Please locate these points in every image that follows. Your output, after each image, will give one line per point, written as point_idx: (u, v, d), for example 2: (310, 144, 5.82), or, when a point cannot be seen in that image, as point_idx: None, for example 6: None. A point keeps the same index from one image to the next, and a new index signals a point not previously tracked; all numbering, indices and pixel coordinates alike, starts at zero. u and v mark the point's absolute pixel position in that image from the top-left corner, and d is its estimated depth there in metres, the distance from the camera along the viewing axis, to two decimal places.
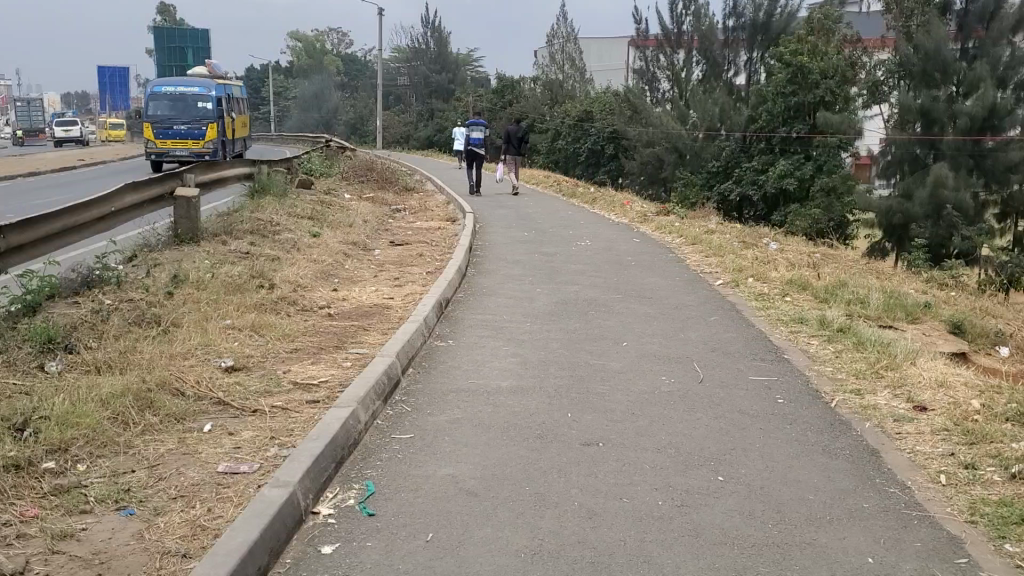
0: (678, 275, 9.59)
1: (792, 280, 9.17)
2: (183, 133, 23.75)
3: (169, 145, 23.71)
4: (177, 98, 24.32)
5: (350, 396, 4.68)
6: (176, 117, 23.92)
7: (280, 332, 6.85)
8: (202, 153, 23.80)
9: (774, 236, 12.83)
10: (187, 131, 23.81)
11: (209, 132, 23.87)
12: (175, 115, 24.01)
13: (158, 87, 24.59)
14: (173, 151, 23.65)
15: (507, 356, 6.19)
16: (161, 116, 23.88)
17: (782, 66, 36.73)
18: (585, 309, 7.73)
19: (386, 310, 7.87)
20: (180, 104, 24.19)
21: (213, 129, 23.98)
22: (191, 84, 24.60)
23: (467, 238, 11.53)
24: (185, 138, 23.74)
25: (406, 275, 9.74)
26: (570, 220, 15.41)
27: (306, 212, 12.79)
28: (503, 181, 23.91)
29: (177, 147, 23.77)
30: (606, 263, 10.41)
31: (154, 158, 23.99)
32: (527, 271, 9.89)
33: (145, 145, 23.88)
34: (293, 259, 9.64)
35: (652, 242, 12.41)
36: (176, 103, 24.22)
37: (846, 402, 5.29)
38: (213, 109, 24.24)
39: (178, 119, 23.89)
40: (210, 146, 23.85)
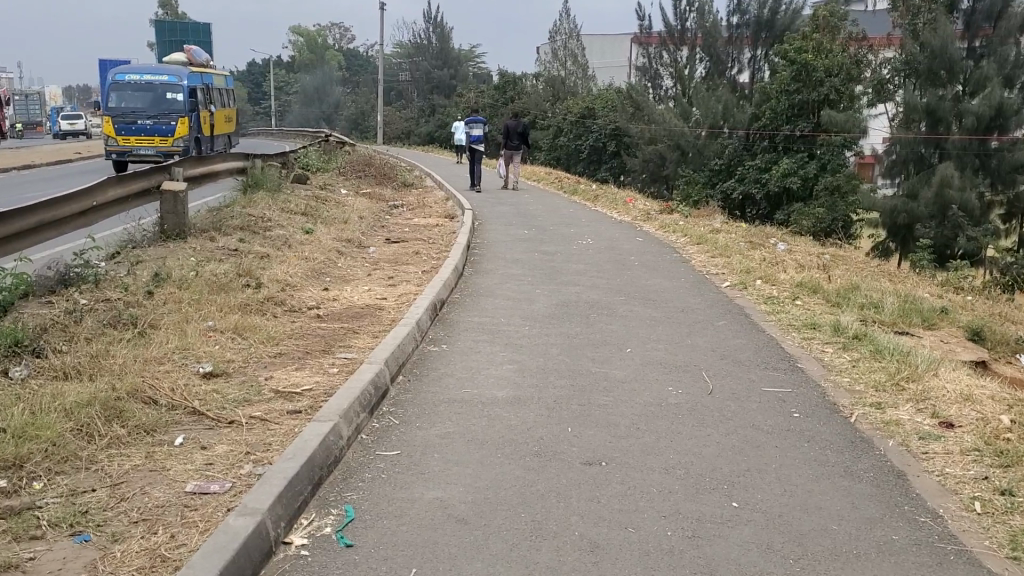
0: (683, 276, 9.22)
1: (802, 282, 8.81)
2: (150, 129, 20.88)
3: (133, 143, 20.89)
4: (143, 88, 21.47)
5: (331, 409, 4.32)
6: (141, 110, 21.13)
7: (265, 334, 6.48)
8: (171, 152, 20.95)
9: (781, 236, 12.48)
10: (153, 127, 20.97)
11: (179, 128, 21.05)
12: (141, 108, 21.15)
13: (122, 75, 21.70)
14: (137, 150, 20.82)
15: (503, 363, 5.82)
16: (125, 110, 21.09)
17: (787, 64, 36.33)
18: (585, 313, 7.36)
19: (379, 312, 7.51)
20: (147, 96, 21.33)
21: (184, 125, 21.20)
22: (159, 72, 21.70)
23: (465, 236, 11.16)
24: (150, 134, 20.87)
25: (401, 274, 9.38)
26: (572, 218, 15.06)
27: (299, 208, 12.43)
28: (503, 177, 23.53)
29: (142, 145, 20.87)
30: (608, 263, 10.05)
31: (116, 157, 21.09)
32: (526, 271, 9.53)
33: (106, 143, 21.03)
34: (283, 257, 9.28)
35: (656, 242, 12.06)
36: (143, 94, 21.39)
37: (866, 418, 4.92)
38: (184, 101, 21.44)
39: (144, 113, 21.07)
40: (180, 144, 21.02)
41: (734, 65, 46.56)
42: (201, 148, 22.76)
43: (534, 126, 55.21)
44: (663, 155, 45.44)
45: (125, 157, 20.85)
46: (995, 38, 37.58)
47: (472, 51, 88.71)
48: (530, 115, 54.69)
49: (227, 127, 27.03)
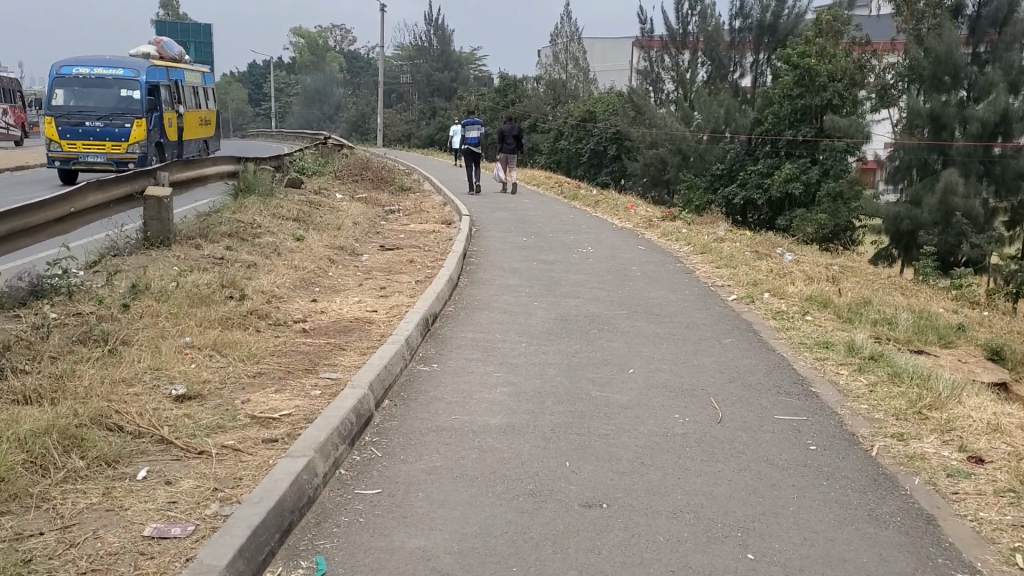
0: (687, 289, 8.84)
1: (812, 296, 8.45)
2: (100, 133, 18.64)
3: (80, 148, 18.65)
4: (93, 85, 19.17)
5: (307, 443, 3.95)
6: (91, 110, 18.87)
7: (245, 351, 6.11)
8: (124, 160, 18.73)
9: (787, 246, 12.13)
10: (104, 130, 18.69)
11: (135, 132, 18.81)
12: (90, 108, 18.89)
13: (68, 69, 19.30)
14: (85, 156, 18.57)
15: (498, 385, 5.44)
16: (71, 109, 18.80)
17: (790, 68, 35.97)
18: (585, 329, 6.99)
19: (367, 326, 7.14)
20: (97, 93, 19.06)
21: (141, 128, 18.99)
22: (113, 66, 19.44)
23: (461, 244, 10.80)
24: (101, 138, 18.63)
25: (394, 284, 9.01)
26: (572, 225, 14.71)
27: (291, 214, 12.06)
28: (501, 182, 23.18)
29: (91, 150, 18.65)
30: (609, 273, 9.69)
31: (61, 165, 18.76)
32: (524, 281, 9.16)
33: (48, 147, 18.66)
34: (270, 266, 8.91)
35: (658, 250, 11.71)
36: (92, 92, 19.09)
37: (889, 451, 4.55)
38: (141, 100, 19.17)
39: (93, 113, 18.81)
40: (135, 150, 18.78)
41: (736, 70, 46.52)
42: (162, 153, 20.54)
43: (534, 130, 54.52)
44: (664, 160, 45.09)
45: (70, 162, 18.60)
46: (1001, 44, 37.26)
47: (473, 54, 88.49)
48: (530, 118, 54.27)
49: (198, 130, 24.66)
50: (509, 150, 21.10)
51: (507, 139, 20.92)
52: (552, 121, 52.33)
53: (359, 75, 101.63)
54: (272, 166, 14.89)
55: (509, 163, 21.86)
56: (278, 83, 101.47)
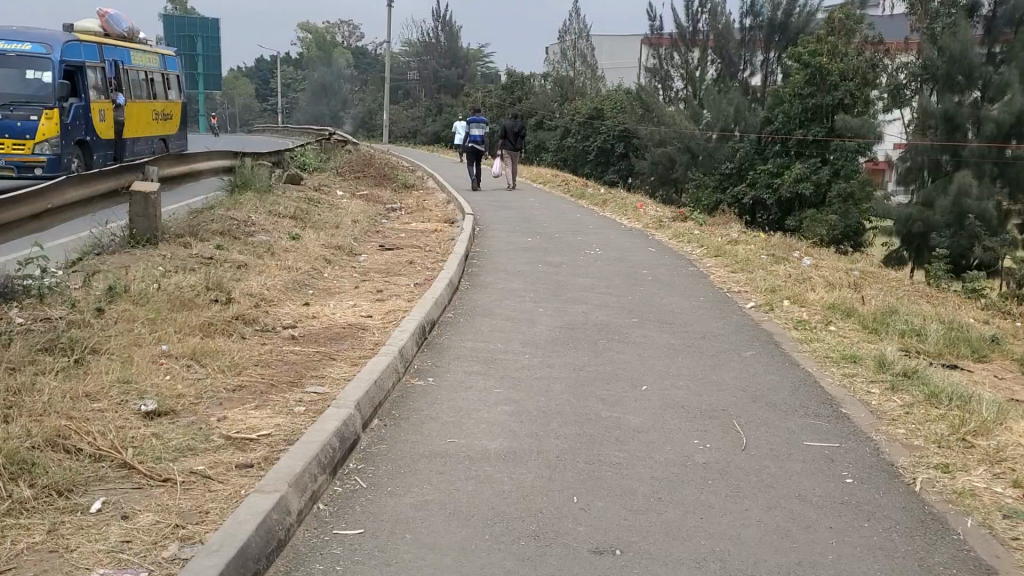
0: (701, 295, 8.35)
1: (834, 304, 7.97)
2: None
3: None
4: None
5: (279, 475, 3.50)
6: None
7: (227, 360, 5.65)
8: (29, 163, 14.44)
9: (804, 249, 11.67)
10: (2, 124, 14.42)
11: (43, 126, 14.52)
12: None
13: None
14: None
15: (499, 404, 4.96)
16: None
17: (800, 66, 35.39)
18: (594, 338, 6.52)
19: (361, 332, 6.67)
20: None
21: (53, 122, 14.73)
22: (18, 41, 15.22)
23: (463, 245, 10.35)
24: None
25: (391, 286, 8.55)
26: (580, 225, 14.28)
27: (287, 210, 11.60)
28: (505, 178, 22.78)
29: None
30: (618, 277, 9.22)
31: None
32: (529, 285, 8.70)
33: None
34: (262, 267, 8.46)
35: (670, 252, 11.26)
36: None
37: (933, 484, 4.06)
38: (54, 86, 14.93)
39: None
40: (43, 151, 14.54)
41: (746, 68, 45.55)
42: (89, 154, 16.19)
43: (541, 127, 53.73)
44: (673, 158, 44.63)
45: None
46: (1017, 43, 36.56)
47: (481, 51, 87.94)
48: (538, 115, 53.69)
49: (153, 125, 19.99)
50: (512, 146, 20.70)
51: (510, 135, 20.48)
52: (560, 119, 51.09)
53: (366, 71, 101.29)
54: (271, 162, 14.45)
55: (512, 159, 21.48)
56: (285, 79, 101.17)
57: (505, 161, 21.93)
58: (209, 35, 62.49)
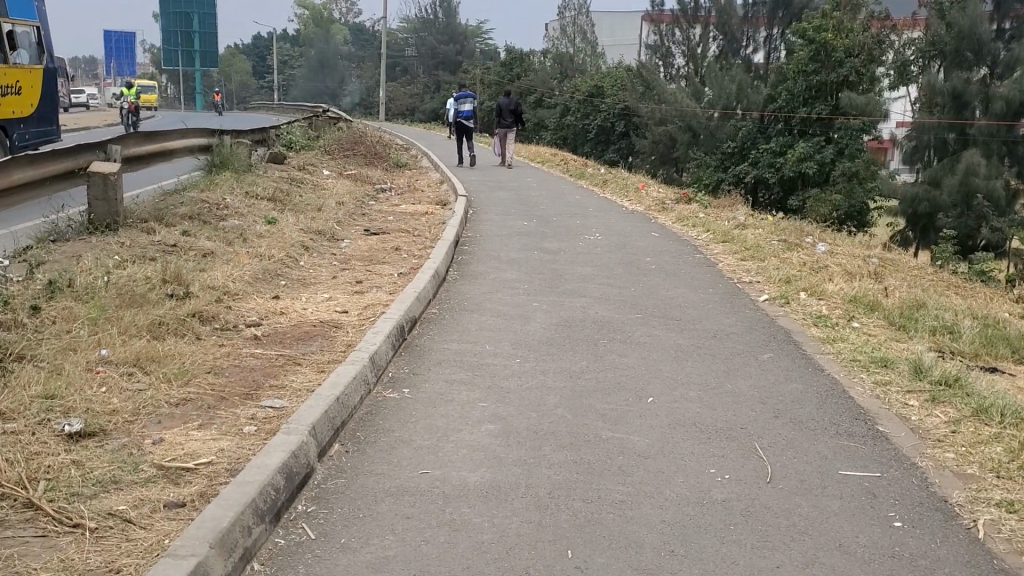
0: (708, 287, 7.64)
1: (857, 297, 7.29)
2: None
3: None
4: None
5: (203, 536, 2.81)
6: None
7: (174, 368, 4.96)
8: None
9: (817, 234, 11.02)
10: None
11: None
12: None
13: None
14: None
15: (482, 422, 4.27)
16: None
17: (804, 43, 34.49)
18: (594, 340, 5.83)
19: (333, 332, 5.98)
20: None
21: None
22: None
23: (453, 230, 9.64)
24: None
25: (373, 276, 7.86)
26: (578, 207, 13.62)
27: (266, 192, 10.90)
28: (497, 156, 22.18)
29: None
30: (619, 266, 8.52)
31: None
32: (523, 274, 8.01)
33: None
34: (230, 255, 7.77)
35: (673, 237, 10.57)
36: None
37: (1001, 530, 3.37)
38: None
39: None
40: None
41: (749, 44, 46.36)
42: None
43: (540, 105, 52.41)
44: (673, 137, 44.07)
45: None
46: None
47: (480, 28, 86.77)
48: (537, 93, 52.04)
49: None
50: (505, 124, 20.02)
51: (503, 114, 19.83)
52: (560, 97, 49.29)
53: (363, 48, 100.22)
54: (253, 141, 13.74)
55: (504, 138, 20.83)
56: (281, 55, 99.95)
57: (498, 137, 21.42)
58: (205, 11, 61.53)
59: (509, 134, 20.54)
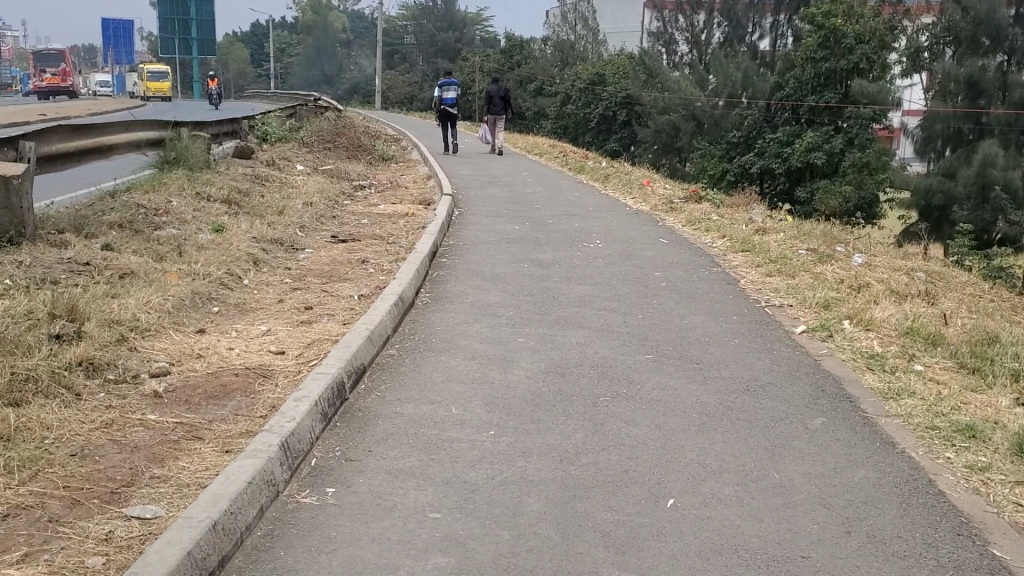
0: (730, 313, 6.32)
1: (914, 328, 5.97)
2: None
3: None
4: None
5: None
6: None
7: (22, 453, 3.65)
8: None
9: (847, 241, 9.77)
10: None
11: None
12: None
13: None
14: None
15: (430, 552, 2.96)
16: None
17: (813, 29, 33.23)
18: (594, 397, 4.49)
19: (256, 386, 4.68)
20: None
21: None
22: None
23: (431, 238, 8.34)
24: None
25: (328, 299, 6.56)
26: (577, 205, 12.37)
27: (221, 192, 9.59)
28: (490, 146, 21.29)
29: None
30: (623, 283, 7.20)
31: None
32: (510, 296, 6.71)
33: None
34: (156, 275, 6.48)
35: (682, 244, 9.28)
36: None
37: None
38: None
39: None
40: None
41: (755, 31, 45.75)
42: None
43: (540, 93, 50.97)
44: (676, 126, 42.88)
45: None
46: None
47: (480, 16, 85.31)
48: (537, 82, 50.58)
49: None
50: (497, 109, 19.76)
51: (493, 100, 19.22)
52: (560, 84, 47.12)
53: (361, 35, 99.04)
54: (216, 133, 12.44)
55: (495, 123, 20.27)
56: (279, 42, 98.69)
57: (488, 123, 20.43)
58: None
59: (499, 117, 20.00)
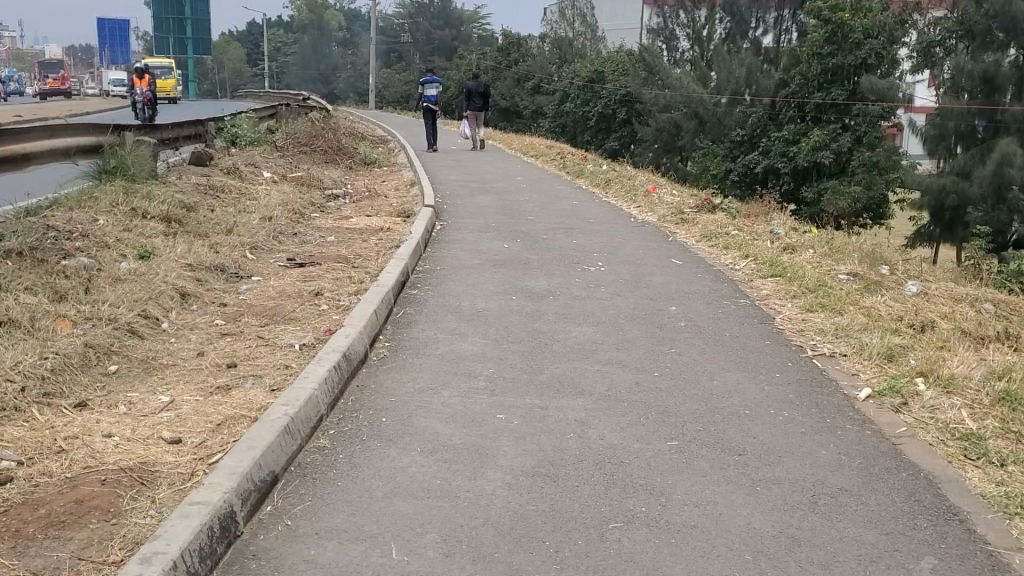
0: (770, 369, 4.95)
1: (1011, 388, 4.63)
2: None
3: None
4: None
5: None
6: None
7: None
8: None
9: (889, 261, 8.47)
10: None
11: None
12: None
13: None
14: None
15: None
16: None
17: (819, 23, 31.92)
18: (602, 524, 3.13)
19: (123, 505, 3.33)
20: None
21: None
22: None
23: (402, 265, 7.03)
24: None
25: (259, 350, 5.20)
26: (576, 216, 11.10)
27: (161, 207, 8.25)
28: (470, 138, 21.41)
29: None
30: (632, 323, 5.84)
31: None
32: (490, 340, 5.38)
33: None
34: (43, 323, 5.14)
35: (697, 266, 7.95)
36: None
37: None
38: None
39: None
40: None
41: (758, 26, 44.48)
42: None
43: (538, 91, 49.43)
44: (678, 124, 41.49)
45: None
46: None
47: (476, 14, 84.09)
48: (535, 79, 49.22)
49: None
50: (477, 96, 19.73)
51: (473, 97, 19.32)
52: (558, 82, 45.66)
53: (356, 35, 97.97)
54: (171, 138, 11.08)
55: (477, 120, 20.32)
56: (274, 42, 97.52)
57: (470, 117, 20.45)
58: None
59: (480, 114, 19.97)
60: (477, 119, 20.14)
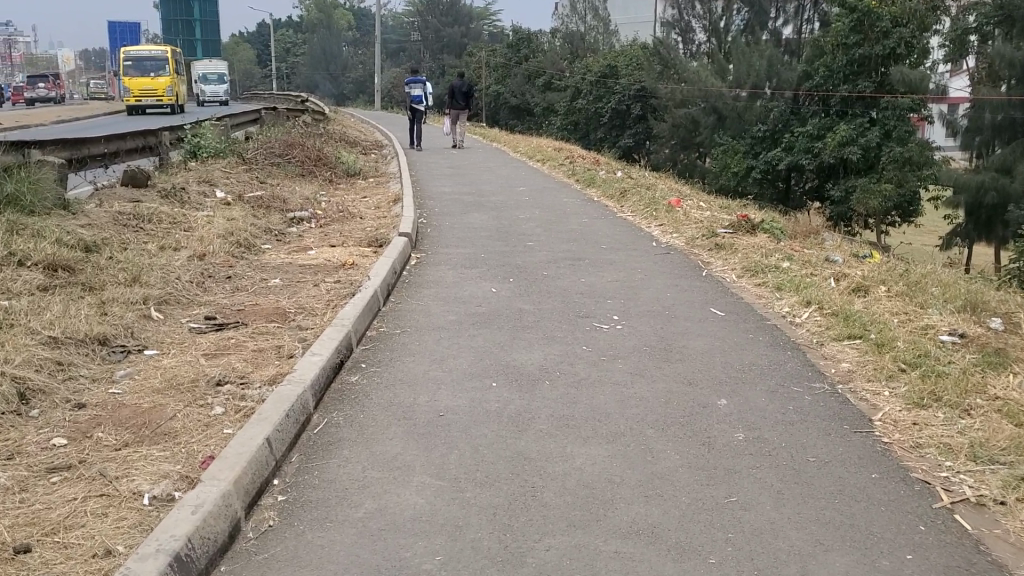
0: (895, 546, 3.04)
1: None
2: None
3: None
4: None
5: None
6: None
7: None
8: None
9: (992, 307, 6.55)
10: None
11: None
12: None
13: None
14: None
15: None
16: None
17: (844, 11, 29.70)
18: None
19: None
20: None
21: None
22: None
23: (345, 333, 5.13)
24: None
25: (76, 513, 3.28)
26: (587, 238, 9.25)
27: (51, 247, 6.42)
28: (455, 135, 19.92)
29: None
30: (673, 437, 3.93)
31: None
32: (444, 486, 3.42)
33: None
34: None
35: (743, 319, 6.02)
36: None
37: None
38: None
39: None
40: None
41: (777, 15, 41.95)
42: None
43: (549, 88, 47.30)
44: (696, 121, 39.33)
45: None
46: None
47: (486, 10, 82.20)
48: (546, 75, 47.18)
49: None
50: (462, 93, 18.08)
51: (457, 96, 18.11)
52: (570, 78, 43.61)
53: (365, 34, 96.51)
54: (100, 153, 9.25)
55: (457, 116, 18.93)
56: (282, 43, 96.19)
57: (454, 115, 18.95)
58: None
59: (462, 111, 18.71)
60: (459, 117, 18.84)
